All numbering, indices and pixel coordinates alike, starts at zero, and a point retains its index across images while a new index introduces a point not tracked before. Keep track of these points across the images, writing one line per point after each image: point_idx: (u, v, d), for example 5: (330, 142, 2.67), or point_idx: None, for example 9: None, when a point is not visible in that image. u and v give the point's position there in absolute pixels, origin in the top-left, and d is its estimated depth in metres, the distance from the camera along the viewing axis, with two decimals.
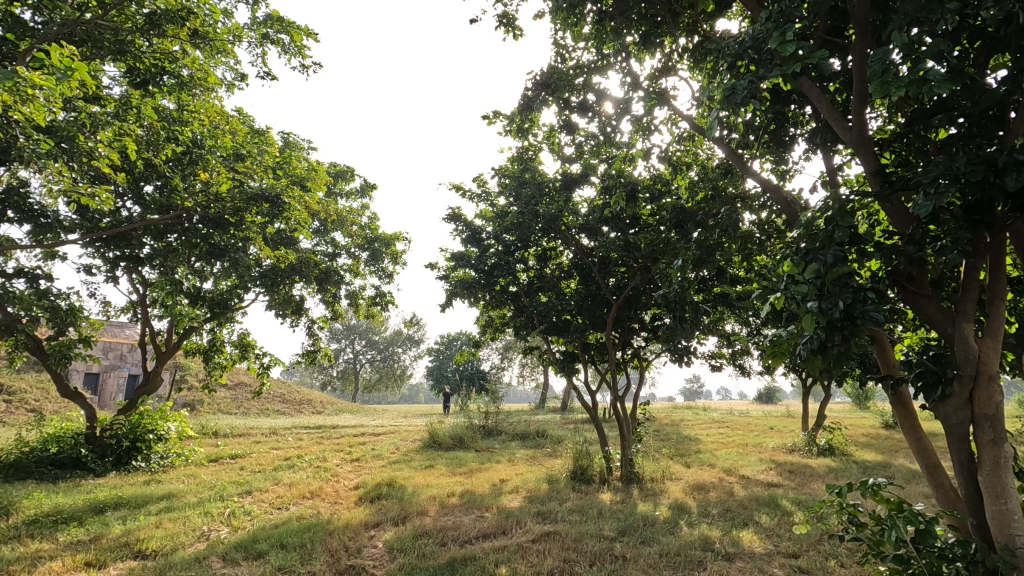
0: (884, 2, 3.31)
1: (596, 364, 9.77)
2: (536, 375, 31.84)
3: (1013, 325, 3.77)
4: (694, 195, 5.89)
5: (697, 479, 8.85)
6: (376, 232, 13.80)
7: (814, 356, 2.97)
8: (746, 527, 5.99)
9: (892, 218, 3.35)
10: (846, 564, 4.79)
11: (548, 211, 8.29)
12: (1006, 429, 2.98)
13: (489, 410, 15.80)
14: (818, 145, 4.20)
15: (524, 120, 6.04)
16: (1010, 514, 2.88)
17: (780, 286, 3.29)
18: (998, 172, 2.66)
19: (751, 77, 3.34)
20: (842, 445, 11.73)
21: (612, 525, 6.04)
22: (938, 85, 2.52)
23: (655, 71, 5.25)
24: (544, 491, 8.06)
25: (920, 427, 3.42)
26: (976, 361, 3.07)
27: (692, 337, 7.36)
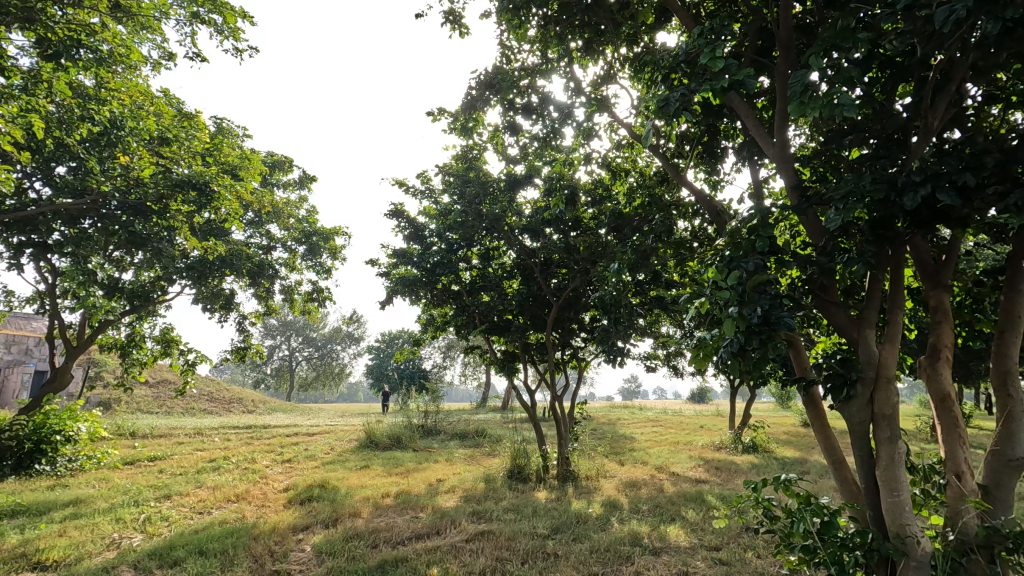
0: (807, 27, 3.54)
1: (536, 364, 9.87)
2: (477, 374, 31.85)
3: (912, 332, 4.12)
4: (632, 201, 6.08)
5: (629, 477, 9.11)
6: (314, 226, 13.38)
7: (734, 359, 3.14)
8: (674, 522, 6.24)
9: (808, 229, 3.59)
10: (762, 555, 5.07)
11: (492, 211, 8.32)
12: (901, 428, 3.24)
13: (429, 409, 15.65)
14: (745, 158, 4.43)
15: (468, 119, 6.03)
16: (902, 505, 3.14)
17: (705, 292, 3.45)
18: (897, 191, 2.89)
19: (684, 89, 3.49)
20: (765, 443, 12.39)
21: (546, 523, 6.13)
22: (848, 108, 2.72)
23: (597, 78, 5.37)
24: (480, 490, 8.08)
25: (828, 426, 3.65)
26: (877, 365, 3.33)
27: (628, 337, 7.57)
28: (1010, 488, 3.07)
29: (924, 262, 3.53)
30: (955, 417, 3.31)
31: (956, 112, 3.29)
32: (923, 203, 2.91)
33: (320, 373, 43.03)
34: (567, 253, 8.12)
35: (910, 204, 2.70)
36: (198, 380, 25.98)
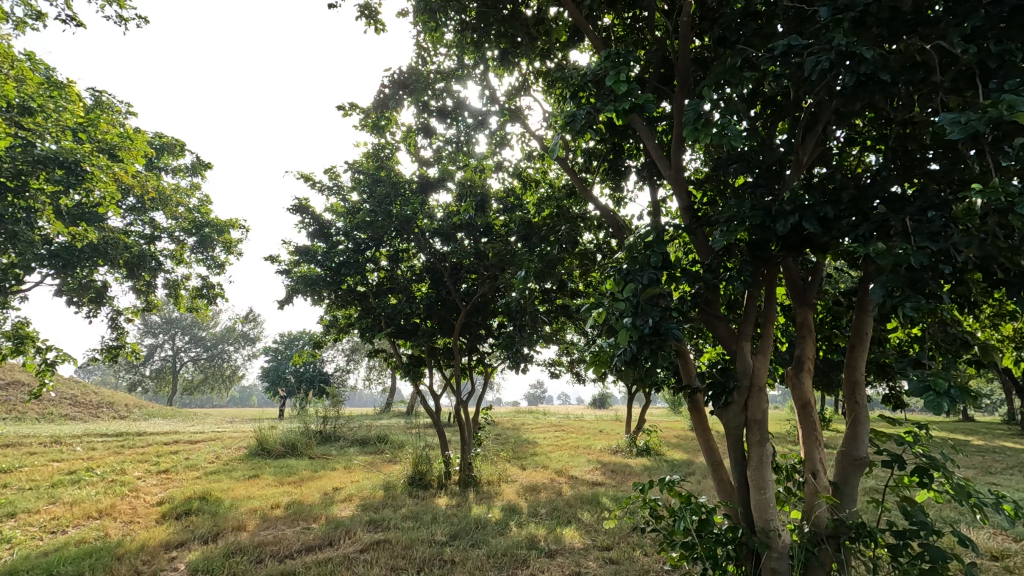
0: (702, 61, 3.84)
1: (442, 369, 9.78)
2: (382, 378, 31.02)
3: (783, 345, 4.57)
4: (542, 211, 6.24)
5: (530, 481, 9.28)
6: (207, 216, 12.40)
7: (628, 367, 3.32)
8: (569, 524, 6.44)
9: (697, 248, 3.87)
10: (648, 553, 5.37)
11: (402, 212, 8.18)
12: (769, 431, 3.57)
13: (328, 414, 14.99)
14: (646, 178, 4.70)
15: (380, 118, 5.89)
16: (767, 502, 3.46)
17: (603, 302, 3.62)
18: (771, 218, 3.20)
19: (590, 108, 3.65)
20: (657, 446, 13.14)
21: (444, 529, 6.07)
22: (733, 138, 2.98)
23: (511, 88, 5.46)
24: (379, 498, 7.86)
25: (709, 430, 3.94)
26: (751, 375, 3.66)
27: (533, 344, 7.75)
28: (854, 484, 3.47)
29: (794, 282, 3.93)
30: (813, 421, 3.71)
31: (822, 151, 3.70)
32: (792, 229, 3.24)
33: (209, 375, 39.83)
34: (477, 259, 8.17)
35: (782, 229, 3.00)
36: (59, 380, 22.98)
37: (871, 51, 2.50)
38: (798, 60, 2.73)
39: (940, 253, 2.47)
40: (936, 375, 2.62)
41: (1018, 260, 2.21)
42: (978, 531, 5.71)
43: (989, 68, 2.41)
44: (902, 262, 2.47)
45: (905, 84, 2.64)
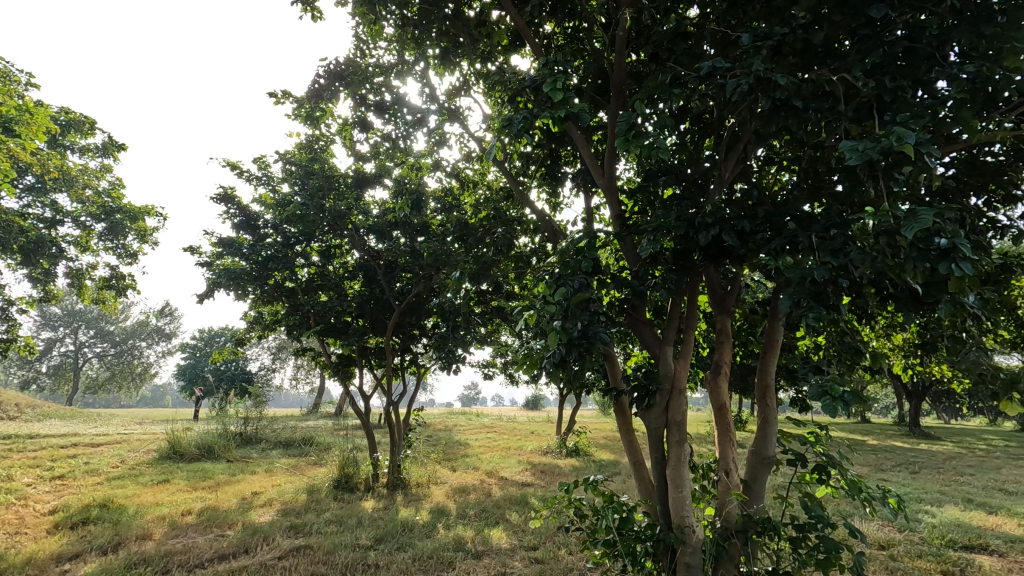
0: (637, 74, 3.98)
1: (373, 369, 9.55)
2: (310, 378, 29.94)
3: (703, 351, 4.80)
4: (479, 212, 6.26)
5: (460, 483, 9.24)
6: (119, 202, 11.51)
7: (556, 369, 3.38)
8: (497, 525, 6.47)
9: (627, 255, 4.01)
10: (573, 551, 5.49)
11: (335, 207, 7.94)
12: (687, 432, 3.74)
13: (249, 414, 14.28)
14: (581, 186, 4.82)
15: (314, 109, 5.70)
16: (683, 500, 3.62)
17: (535, 305, 3.67)
18: (694, 229, 3.37)
19: (527, 113, 3.70)
20: (585, 447, 13.48)
21: (369, 533, 5.94)
22: (661, 152, 3.11)
23: (451, 88, 5.43)
24: (301, 503, 7.57)
25: (633, 431, 4.08)
26: (672, 378, 3.82)
27: (467, 345, 7.74)
28: (762, 482, 3.70)
29: (715, 291, 4.14)
30: (727, 422, 3.92)
31: (744, 168, 3.93)
32: (713, 241, 3.43)
33: (116, 373, 36.85)
34: (412, 258, 8.08)
35: (703, 241, 3.16)
36: None
37: (786, 78, 2.69)
38: (722, 81, 2.89)
39: (840, 268, 2.69)
40: (833, 380, 2.85)
41: (904, 277, 2.45)
42: (868, 524, 6.25)
43: (885, 101, 2.65)
44: (807, 275, 2.66)
45: (814, 111, 2.86)
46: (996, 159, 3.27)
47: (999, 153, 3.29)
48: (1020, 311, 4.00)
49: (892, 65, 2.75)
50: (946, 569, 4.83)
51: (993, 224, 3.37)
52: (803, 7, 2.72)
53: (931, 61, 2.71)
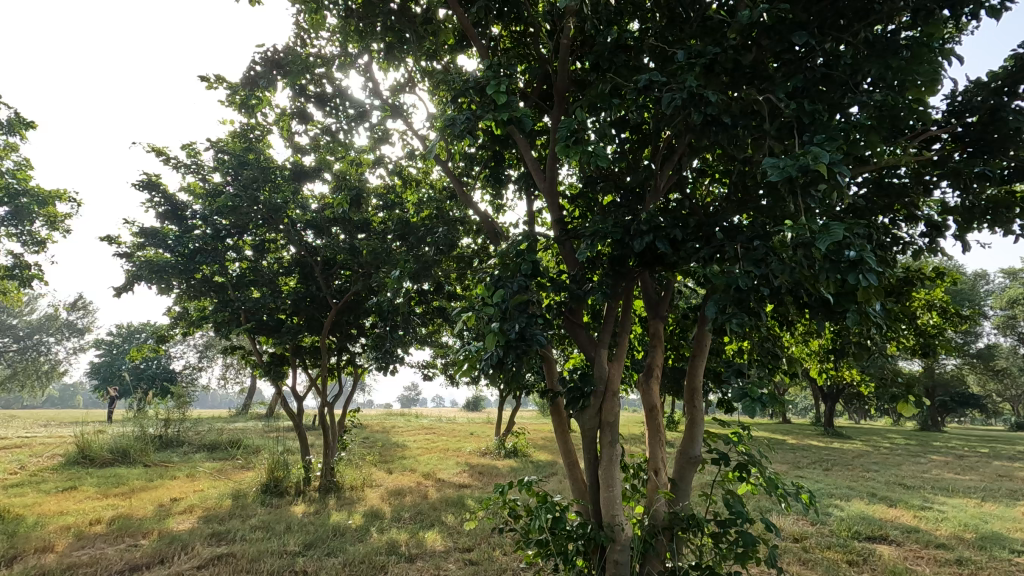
0: (580, 82, 4.06)
1: (307, 368, 9.23)
2: (240, 378, 28.61)
3: (638, 354, 4.95)
4: (421, 211, 6.19)
5: (396, 485, 9.09)
6: (26, 184, 10.57)
7: (494, 370, 3.40)
8: (432, 528, 6.42)
9: (566, 258, 4.08)
10: (508, 552, 5.52)
11: (271, 200, 7.63)
12: (619, 433, 3.85)
13: (170, 416, 13.47)
14: (524, 189, 4.86)
15: (249, 96, 5.45)
16: (614, 499, 3.70)
17: (474, 307, 3.67)
18: (630, 236, 3.47)
19: (470, 114, 3.70)
20: (524, 448, 13.59)
21: (298, 539, 5.73)
22: (600, 159, 3.19)
23: (396, 84, 5.34)
24: (225, 509, 7.19)
25: (567, 432, 4.14)
26: (606, 380, 3.92)
27: (406, 345, 7.61)
28: (689, 481, 3.86)
29: (650, 296, 4.28)
30: (658, 423, 4.06)
31: (679, 179, 4.09)
32: (647, 248, 3.54)
33: (18, 371, 33.75)
34: (351, 256, 7.89)
35: (637, 247, 3.26)
36: None
37: (716, 95, 2.82)
38: (658, 94, 2.99)
39: (761, 277, 2.86)
40: (753, 383, 3.02)
41: (818, 287, 2.64)
42: (784, 518, 6.64)
43: (805, 122, 2.83)
44: (732, 283, 2.81)
45: (743, 128, 3.01)
46: (901, 181, 3.56)
47: (904, 176, 3.60)
48: (919, 321, 4.38)
49: (813, 89, 2.94)
50: (851, 558, 5.21)
51: (897, 241, 3.68)
52: (734, 29, 2.87)
53: (845, 88, 2.93)
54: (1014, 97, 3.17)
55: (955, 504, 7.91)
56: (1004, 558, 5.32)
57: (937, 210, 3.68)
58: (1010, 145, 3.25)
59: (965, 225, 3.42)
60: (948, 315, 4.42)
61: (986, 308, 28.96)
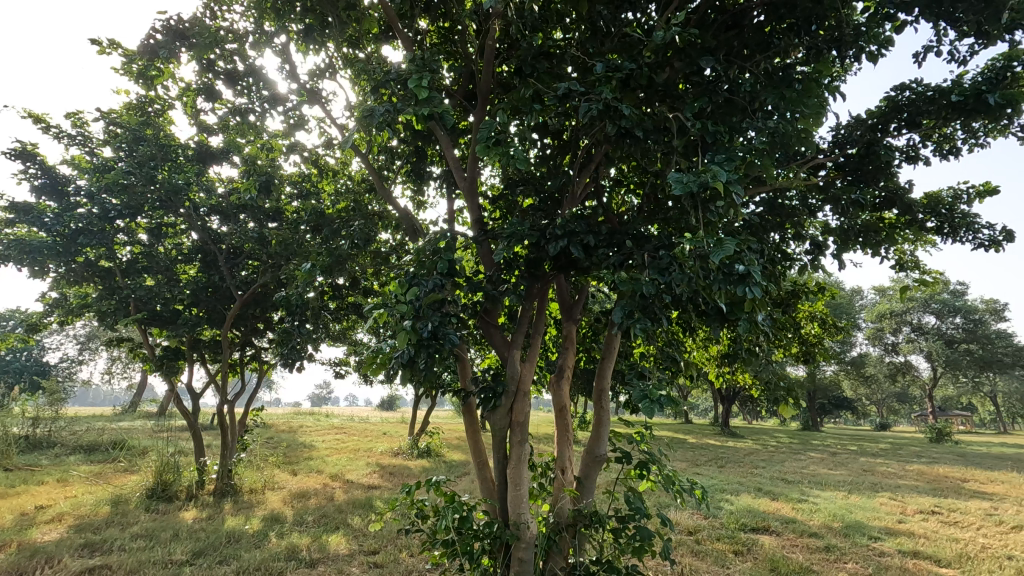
0: (504, 84, 4.09)
1: (206, 364, 8.60)
2: (128, 372, 26.20)
3: (552, 355, 5.06)
4: (337, 202, 5.99)
5: (300, 487, 8.70)
6: None
7: (404, 369, 3.34)
8: (337, 531, 6.19)
9: (483, 258, 4.09)
10: (414, 553, 5.45)
11: (170, 181, 7.05)
12: (529, 432, 3.91)
13: (40, 414, 12.06)
14: (445, 187, 4.83)
15: (148, 67, 5.01)
16: (521, 497, 3.75)
17: (387, 304, 3.59)
18: (546, 240, 3.54)
19: (389, 106, 3.62)
20: (437, 447, 13.48)
21: (186, 548, 5.32)
22: (518, 161, 3.23)
23: (314, 69, 5.12)
24: (102, 516, 6.54)
25: (479, 432, 4.15)
26: (518, 380, 3.97)
27: (316, 342, 7.30)
28: (593, 479, 4.00)
29: (565, 299, 4.39)
30: (567, 423, 4.17)
31: (596, 187, 4.22)
32: (562, 253, 3.63)
33: None
34: (260, 246, 7.48)
35: (552, 251, 3.34)
36: None
37: (629, 108, 2.94)
38: (575, 102, 3.08)
39: (664, 285, 3.01)
40: (654, 385, 3.18)
41: (713, 297, 2.83)
42: (680, 513, 7.04)
43: (708, 142, 3.02)
44: (637, 290, 2.93)
45: (653, 142, 3.16)
46: (791, 202, 3.90)
47: (793, 198, 3.95)
48: (802, 330, 4.82)
49: (717, 111, 3.14)
50: (736, 548, 5.63)
51: (786, 256, 4.03)
52: (649, 47, 3.00)
53: (745, 113, 3.15)
54: (885, 135, 3.59)
55: (826, 496, 8.77)
56: (863, 544, 5.98)
57: (820, 230, 4.06)
58: (881, 176, 3.66)
59: (843, 245, 3.82)
60: (827, 325, 4.88)
61: (860, 321, 32.44)
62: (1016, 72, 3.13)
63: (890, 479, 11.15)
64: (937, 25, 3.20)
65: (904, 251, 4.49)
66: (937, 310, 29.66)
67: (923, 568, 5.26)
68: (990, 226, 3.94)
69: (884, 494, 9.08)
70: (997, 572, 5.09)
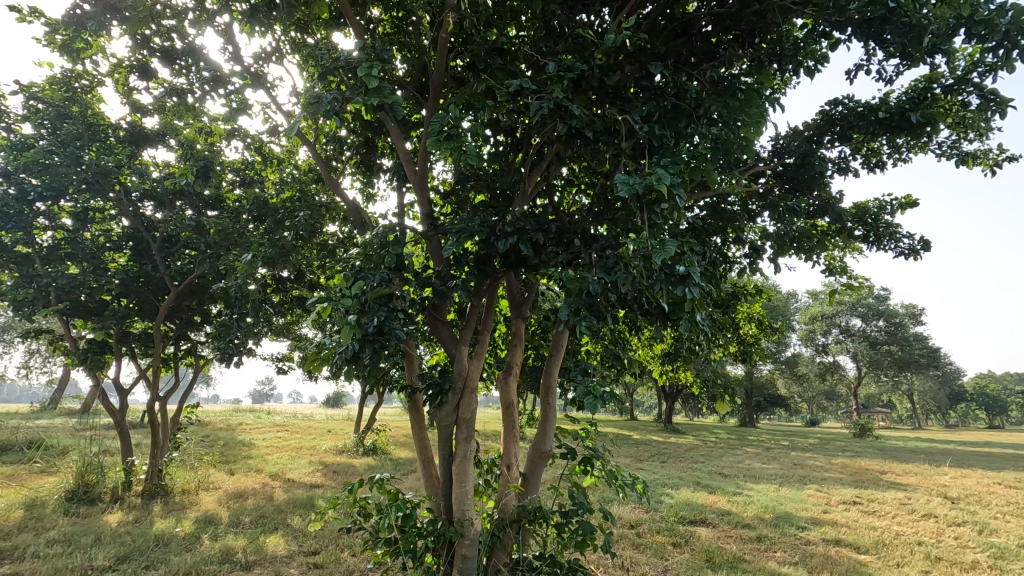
0: (457, 78, 4.05)
1: (136, 358, 8.12)
2: (49, 366, 24.41)
3: (501, 352, 5.07)
4: (281, 192, 5.78)
5: (237, 486, 8.37)
6: None
7: (348, 365, 3.26)
8: (275, 532, 5.98)
9: (432, 254, 4.04)
10: (356, 552, 5.34)
11: (98, 162, 6.60)
12: (475, 429, 3.90)
13: None
14: (396, 180, 4.75)
15: (75, 39, 4.66)
16: (466, 494, 3.74)
17: (331, 297, 3.48)
18: (496, 236, 3.53)
19: (338, 95, 3.50)
20: (384, 445, 13.25)
21: (109, 553, 5.01)
22: (469, 157, 3.20)
23: (260, 52, 4.90)
24: (13, 522, 6.06)
25: (424, 428, 4.11)
26: (465, 377, 3.95)
27: (257, 336, 7.02)
28: (538, 474, 4.03)
29: (514, 296, 4.40)
30: (513, 420, 4.18)
31: (547, 186, 4.25)
32: (511, 250, 3.63)
33: None
34: (198, 235, 7.12)
35: (501, 248, 3.34)
36: None
37: (580, 109, 2.97)
38: (527, 100, 3.08)
39: (610, 284, 3.06)
40: (598, 383, 3.23)
41: (655, 296, 2.89)
42: (623, 507, 7.22)
43: (654, 146, 3.09)
44: (584, 288, 2.97)
45: (602, 143, 3.20)
46: (732, 207, 4.06)
47: (735, 203, 4.10)
48: (740, 331, 5.02)
49: (664, 116, 3.22)
50: (675, 540, 5.82)
51: (727, 259, 4.19)
52: (600, 50, 3.04)
53: (690, 119, 3.24)
54: (820, 146, 3.80)
55: (759, 489, 9.20)
56: (791, 534, 6.30)
57: (759, 235, 4.24)
58: (815, 186, 3.87)
59: (778, 250, 4.01)
60: (763, 326, 5.10)
61: (794, 322, 34.19)
62: (935, 93, 3.36)
63: (816, 472, 11.81)
64: (868, 44, 3.40)
65: (834, 257, 4.76)
66: (863, 314, 31.64)
67: (845, 555, 5.60)
68: (910, 236, 4.23)
69: (812, 486, 9.61)
70: (908, 558, 5.48)
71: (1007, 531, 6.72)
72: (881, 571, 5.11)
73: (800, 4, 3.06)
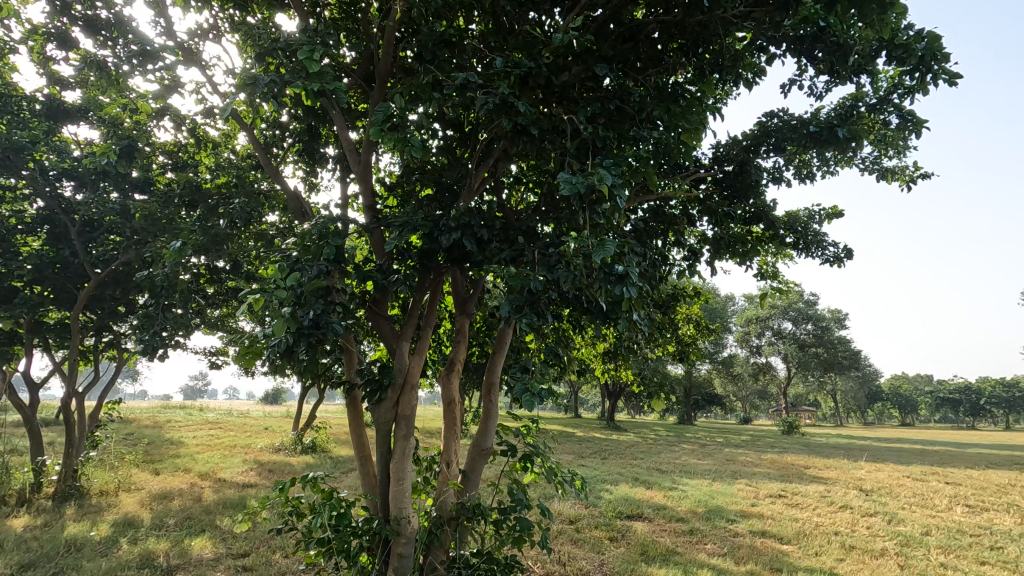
0: (405, 69, 3.95)
1: (50, 350, 7.52)
2: None
3: (444, 348, 5.02)
4: (217, 177, 5.49)
5: (162, 487, 7.92)
6: None
7: (281, 360, 3.12)
8: (202, 534, 5.70)
9: (375, 247, 3.94)
10: (288, 553, 5.15)
11: (9, 137, 6.07)
12: (414, 426, 3.85)
13: None
14: (339, 170, 4.61)
15: None
16: (403, 492, 3.68)
17: (264, 288, 3.32)
18: (440, 230, 3.47)
19: (277, 77, 3.34)
20: (324, 443, 12.86)
21: (11, 560, 4.62)
22: (413, 148, 3.12)
23: (195, 28, 4.64)
24: None
25: (363, 425, 4.01)
26: (405, 373, 3.88)
27: (187, 328, 6.65)
28: (478, 471, 4.02)
29: (459, 293, 4.35)
30: (454, 417, 4.15)
31: (495, 183, 4.22)
32: (455, 246, 3.58)
33: None
34: (123, 219, 6.67)
35: (444, 242, 3.29)
36: None
37: (526, 106, 2.96)
38: (474, 94, 3.03)
39: (552, 282, 3.07)
40: (537, 379, 3.24)
41: (595, 295, 2.92)
42: (563, 503, 7.30)
43: (598, 146, 3.12)
44: (525, 285, 2.96)
45: (547, 142, 3.20)
46: (673, 210, 4.17)
47: (676, 207, 4.22)
48: (679, 331, 5.16)
49: (609, 118, 3.26)
50: (612, 535, 5.94)
51: (667, 261, 4.30)
52: (547, 48, 3.03)
53: (633, 122, 3.29)
54: (756, 156, 3.96)
55: (694, 484, 9.54)
56: (722, 526, 6.57)
57: (698, 238, 4.38)
58: (750, 194, 4.04)
59: (715, 254, 4.16)
60: (700, 327, 5.27)
61: (731, 324, 35.73)
62: (860, 112, 3.58)
63: (746, 467, 12.38)
64: (801, 61, 3.57)
65: (766, 263, 4.98)
66: (794, 317, 33.36)
67: (769, 545, 5.88)
68: (834, 245, 4.48)
69: (742, 481, 10.06)
70: (826, 547, 5.81)
71: (913, 520, 7.25)
72: (801, 560, 5.41)
73: (740, 17, 3.16)
